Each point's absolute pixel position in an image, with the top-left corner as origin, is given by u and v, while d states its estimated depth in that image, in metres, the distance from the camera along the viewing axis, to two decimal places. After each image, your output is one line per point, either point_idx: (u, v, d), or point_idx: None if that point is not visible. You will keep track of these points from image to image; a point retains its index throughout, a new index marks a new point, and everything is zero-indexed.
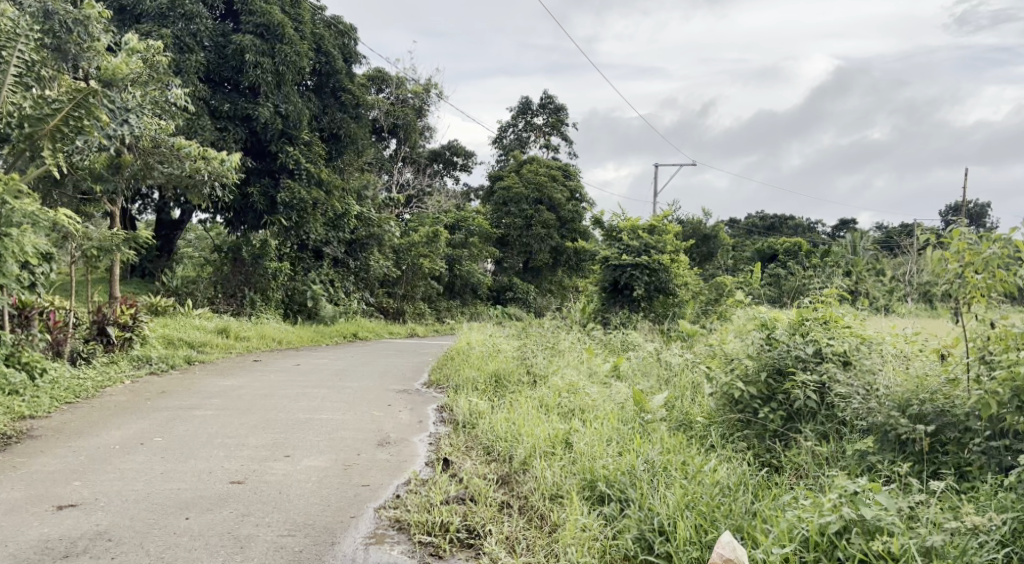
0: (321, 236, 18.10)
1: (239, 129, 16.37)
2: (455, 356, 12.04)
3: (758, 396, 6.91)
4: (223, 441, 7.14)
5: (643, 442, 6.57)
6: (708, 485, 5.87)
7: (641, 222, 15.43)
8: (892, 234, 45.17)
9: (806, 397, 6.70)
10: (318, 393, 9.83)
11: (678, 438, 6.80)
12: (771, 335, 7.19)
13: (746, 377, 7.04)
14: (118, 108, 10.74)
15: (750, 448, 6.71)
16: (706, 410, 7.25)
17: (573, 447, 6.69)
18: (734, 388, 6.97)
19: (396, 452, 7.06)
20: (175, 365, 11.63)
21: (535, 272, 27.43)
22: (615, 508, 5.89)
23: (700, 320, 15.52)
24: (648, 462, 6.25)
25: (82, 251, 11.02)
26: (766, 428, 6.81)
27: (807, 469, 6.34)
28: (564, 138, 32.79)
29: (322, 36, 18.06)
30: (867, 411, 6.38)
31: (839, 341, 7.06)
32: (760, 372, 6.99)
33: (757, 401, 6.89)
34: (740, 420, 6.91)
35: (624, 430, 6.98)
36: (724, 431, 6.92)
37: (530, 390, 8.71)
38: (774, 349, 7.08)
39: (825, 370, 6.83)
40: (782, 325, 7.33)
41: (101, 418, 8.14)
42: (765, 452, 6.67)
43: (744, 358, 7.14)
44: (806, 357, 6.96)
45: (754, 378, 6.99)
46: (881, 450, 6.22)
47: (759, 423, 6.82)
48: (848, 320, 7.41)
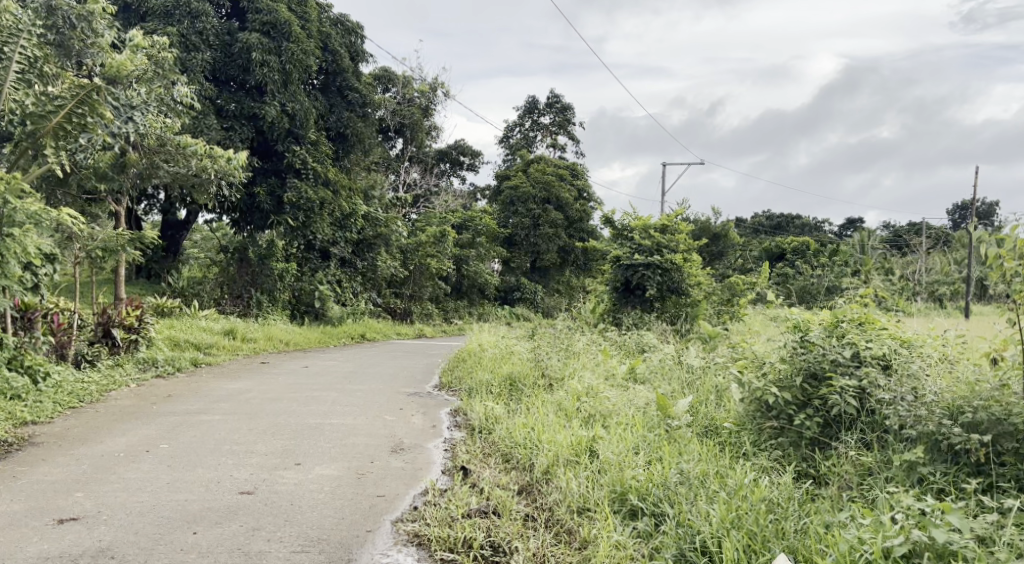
0: (328, 237, 17.87)
1: (245, 128, 16.14)
2: (467, 357, 11.80)
3: (793, 401, 6.63)
4: (232, 448, 6.90)
5: (673, 452, 6.32)
6: (753, 501, 5.63)
7: (653, 221, 15.16)
8: (901, 234, 44.85)
9: (845, 403, 6.43)
10: (328, 396, 9.60)
11: (711, 448, 6.53)
12: (805, 336, 6.90)
13: (779, 381, 6.77)
14: (123, 105, 10.66)
15: (783, 458, 6.45)
16: (734, 416, 6.99)
17: (598, 455, 6.43)
18: (767, 394, 6.68)
19: (411, 460, 6.81)
20: (182, 368, 11.41)
21: (543, 272, 27.17)
22: (650, 523, 5.67)
23: (713, 321, 15.27)
24: (681, 473, 6.00)
25: (86, 252, 10.76)
26: (802, 436, 6.54)
27: (851, 481, 6.10)
28: (571, 137, 32.54)
29: (329, 35, 17.82)
30: (916, 419, 6.11)
31: (878, 343, 6.78)
32: (792, 376, 6.72)
33: (792, 407, 6.62)
34: (774, 427, 6.64)
35: (650, 438, 6.71)
36: (755, 439, 6.67)
37: (547, 394, 8.46)
38: (809, 352, 6.78)
39: (865, 375, 6.54)
40: (818, 326, 7.04)
41: (106, 424, 7.91)
42: (801, 462, 6.42)
43: (777, 362, 6.87)
44: (844, 361, 6.65)
45: (787, 382, 6.71)
46: (933, 461, 5.97)
47: (794, 430, 6.54)
48: (885, 322, 7.15)
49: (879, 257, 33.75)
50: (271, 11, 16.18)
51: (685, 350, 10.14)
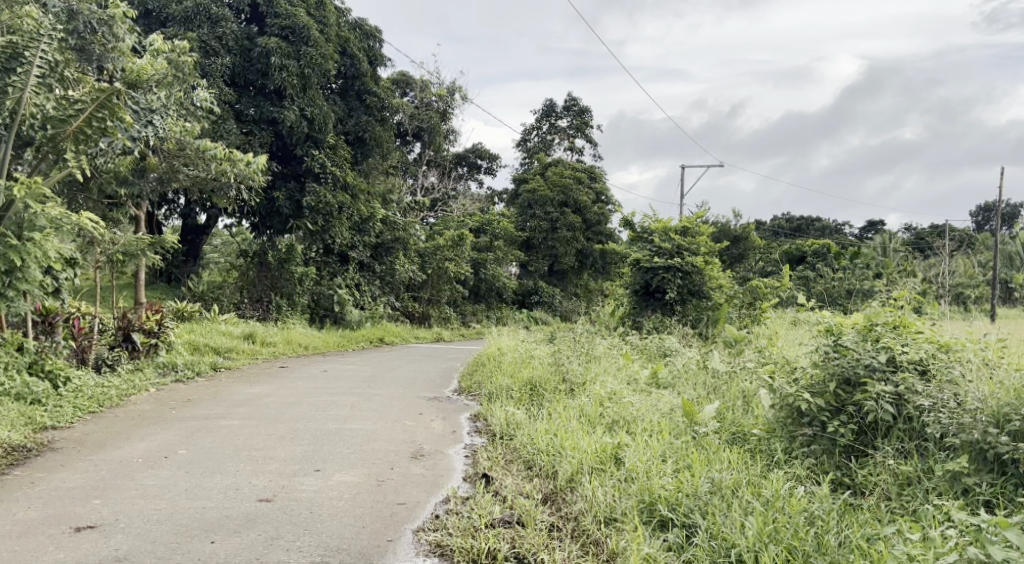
0: (347, 240, 17.83)
1: (264, 133, 16.11)
2: (487, 361, 11.70)
3: (825, 407, 6.49)
4: (251, 454, 6.83)
5: (703, 460, 6.20)
6: (789, 514, 5.52)
7: (673, 224, 14.99)
8: (924, 236, 44.41)
9: (880, 409, 6.30)
10: (347, 401, 9.52)
11: (741, 457, 6.39)
12: (839, 340, 6.72)
13: (811, 387, 6.62)
14: (143, 110, 10.63)
15: (814, 466, 6.32)
16: (762, 423, 6.88)
17: (624, 463, 6.30)
18: (799, 400, 6.55)
19: (431, 466, 6.72)
20: (202, 373, 11.37)
21: (561, 275, 27.06)
22: (680, 535, 5.53)
23: (734, 325, 15.10)
24: (712, 482, 5.89)
25: (107, 256, 10.72)
26: (835, 444, 6.41)
27: (890, 492, 5.99)
28: (589, 141, 32.44)
29: (348, 39, 17.81)
30: (958, 427, 5.97)
31: (914, 348, 6.61)
32: (823, 383, 6.58)
33: (825, 413, 6.48)
34: (806, 435, 6.50)
35: (677, 446, 6.58)
36: (786, 446, 6.54)
37: (569, 400, 8.34)
38: (843, 357, 6.60)
39: (900, 381, 6.39)
40: (852, 329, 6.86)
41: (125, 429, 7.87)
42: (834, 471, 6.29)
43: (809, 368, 6.72)
44: (879, 366, 6.48)
45: (819, 388, 6.57)
46: (977, 471, 5.85)
47: (827, 438, 6.41)
48: (920, 324, 6.91)
49: (901, 260, 33.40)
50: (290, 15, 16.17)
51: (708, 354, 10.00)
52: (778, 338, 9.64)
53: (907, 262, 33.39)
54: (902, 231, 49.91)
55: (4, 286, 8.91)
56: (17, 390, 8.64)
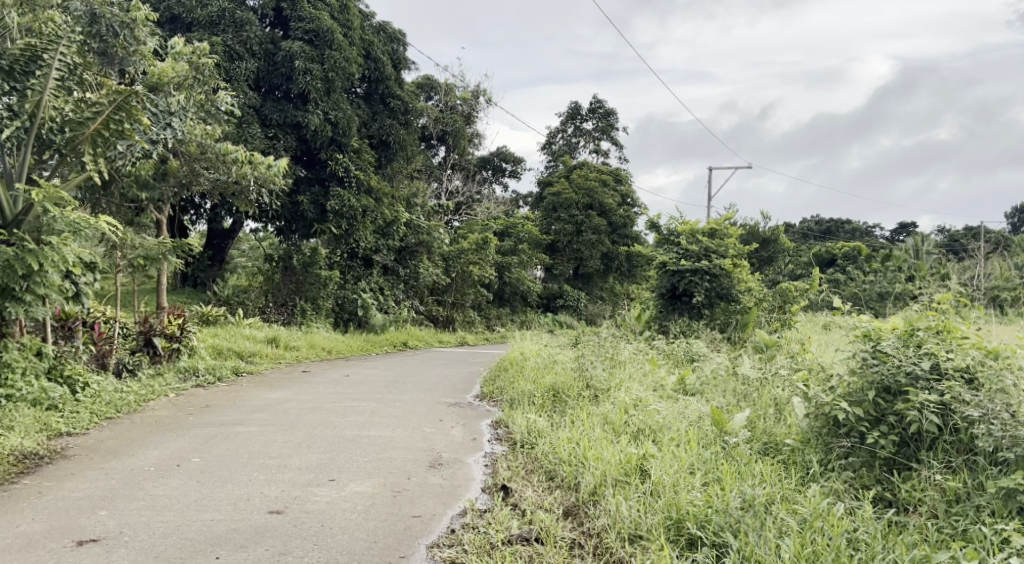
0: (371, 244, 17.68)
1: (289, 137, 16.02)
2: (510, 366, 11.47)
3: (864, 417, 6.21)
4: (265, 463, 6.65)
5: (734, 474, 5.95)
6: (827, 536, 5.27)
7: (701, 226, 14.71)
8: (956, 239, 43.71)
9: (924, 420, 6.00)
10: (366, 407, 9.33)
11: (775, 469, 6.13)
12: (879, 346, 6.38)
13: (849, 396, 6.33)
14: (161, 112, 10.72)
15: (852, 480, 6.05)
16: (796, 432, 6.61)
17: (649, 476, 6.05)
18: (836, 409, 6.26)
19: (449, 476, 6.52)
20: (223, 378, 11.23)
21: (586, 278, 26.81)
22: (711, 555, 5.27)
23: (763, 329, 14.81)
24: (745, 497, 5.63)
25: (127, 261, 10.60)
26: (874, 456, 6.13)
27: (938, 510, 5.72)
28: (615, 143, 32.14)
29: (372, 43, 17.70)
30: (1013, 441, 5.69)
31: (960, 354, 6.27)
32: (861, 391, 6.28)
33: (864, 424, 6.20)
34: (842, 448, 6.23)
35: (707, 457, 6.32)
36: (822, 459, 6.28)
37: (593, 407, 8.10)
38: (884, 365, 6.28)
39: (945, 389, 6.07)
40: (893, 334, 6.52)
41: (139, 436, 7.72)
42: (875, 486, 6.02)
43: (845, 375, 6.41)
44: (923, 374, 6.15)
45: (857, 397, 6.27)
46: None
47: (866, 449, 6.14)
48: (966, 330, 6.56)
49: (933, 262, 32.88)
50: (314, 19, 16.05)
51: (739, 360, 9.72)
52: (811, 344, 9.34)
53: (939, 264, 32.84)
54: (933, 233, 49.18)
55: (22, 290, 8.78)
56: (34, 396, 8.52)
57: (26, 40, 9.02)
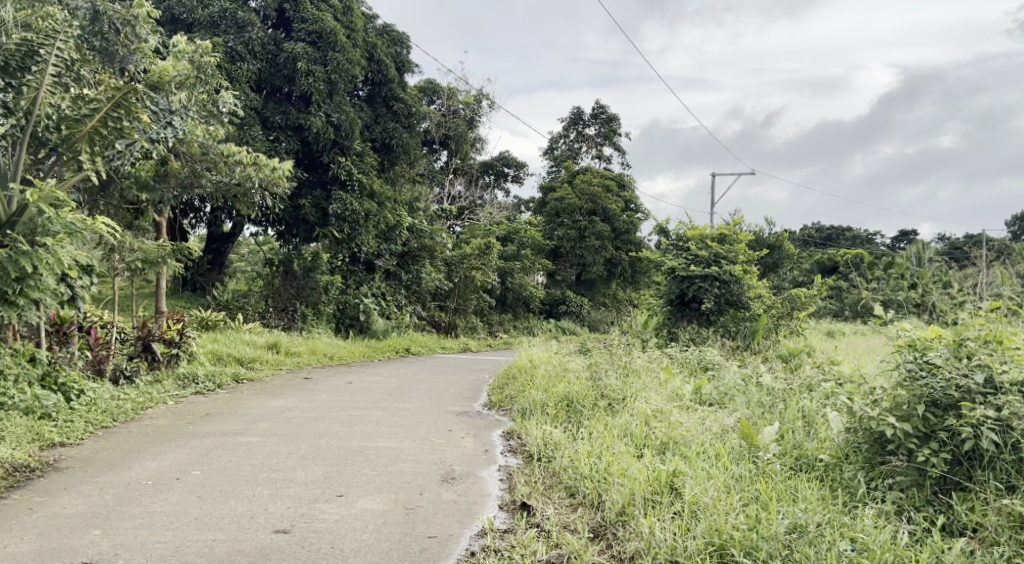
0: (372, 248, 17.34)
1: (291, 140, 15.70)
2: (518, 373, 11.11)
3: (913, 433, 5.87)
4: (269, 477, 6.31)
5: (773, 496, 5.60)
6: None
7: (709, 231, 14.37)
8: (959, 248, 43.42)
9: (981, 438, 5.65)
10: (371, 416, 8.99)
11: (814, 488, 5.80)
12: (925, 357, 6.08)
13: (895, 410, 6.00)
14: (161, 110, 10.33)
15: (899, 501, 5.71)
16: (834, 449, 6.28)
17: (682, 495, 5.71)
18: (883, 423, 5.92)
19: (464, 492, 6.18)
20: (222, 385, 10.88)
21: (589, 284, 26.43)
22: None
23: (772, 337, 14.49)
24: (790, 521, 5.29)
25: (126, 264, 10.26)
26: (924, 476, 5.79)
27: (997, 534, 5.37)
28: (618, 149, 31.85)
29: (375, 45, 17.42)
30: None
31: (1015, 366, 5.93)
32: (907, 407, 5.95)
33: (913, 441, 5.86)
34: (886, 467, 5.90)
35: (742, 476, 5.99)
36: (866, 477, 5.94)
37: (610, 418, 7.76)
38: (934, 378, 5.95)
39: (1003, 404, 5.73)
40: (941, 344, 6.19)
41: (137, 446, 7.38)
42: (926, 507, 5.67)
43: (893, 389, 6.08)
44: (976, 387, 5.82)
45: (905, 412, 5.94)
46: None
47: (916, 468, 5.80)
48: (1019, 340, 6.22)
49: (937, 270, 32.58)
50: (317, 20, 15.73)
51: (757, 369, 9.39)
52: (832, 353, 9.00)
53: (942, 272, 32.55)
54: (935, 242, 48.93)
55: (16, 294, 8.44)
56: (26, 404, 8.18)
57: (21, 35, 8.75)
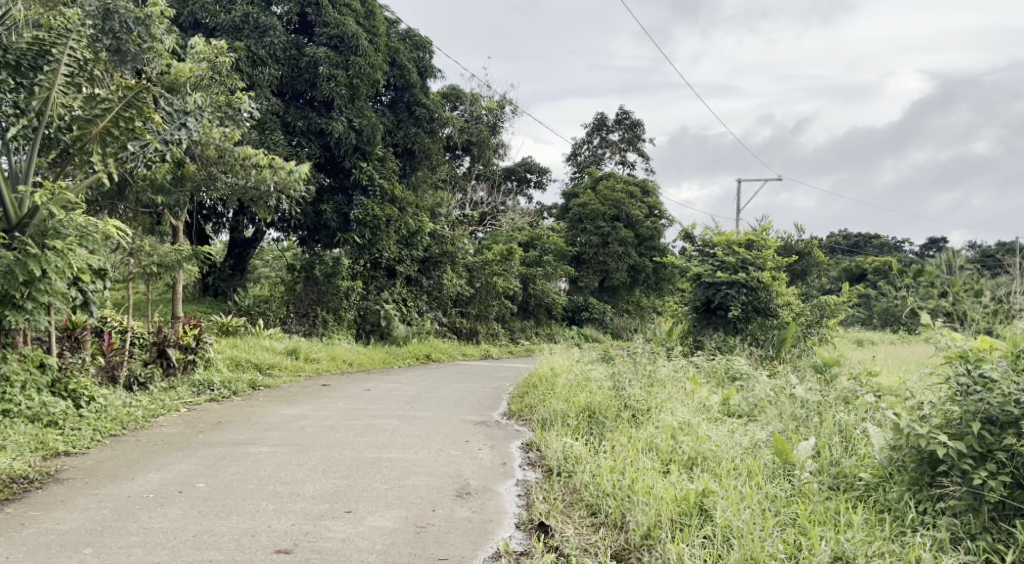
0: (394, 254, 17.09)
1: (312, 145, 15.48)
2: (538, 382, 10.80)
3: (968, 453, 5.46)
4: (275, 491, 6.03)
5: (811, 523, 5.23)
6: None
7: (736, 236, 13.98)
8: (990, 256, 42.73)
9: None
10: (386, 426, 8.69)
11: (855, 512, 5.44)
12: (980, 371, 5.65)
13: (946, 427, 5.61)
14: (175, 112, 10.00)
15: (950, 528, 5.32)
16: (876, 468, 5.92)
17: (712, 517, 5.36)
18: (934, 441, 5.53)
19: (480, 509, 5.87)
20: (239, 392, 10.62)
21: (612, 291, 26.03)
22: None
23: (801, 346, 14.08)
24: (828, 552, 4.91)
25: (142, 268, 10.02)
26: (979, 500, 5.38)
27: None
28: (642, 155, 31.48)
29: (397, 49, 17.19)
30: None
31: None
32: (960, 424, 5.55)
33: (967, 462, 5.46)
34: (935, 493, 5.52)
35: (777, 497, 5.65)
36: (914, 502, 5.56)
37: (635, 430, 7.43)
38: (991, 393, 5.53)
39: None
40: (998, 354, 5.76)
41: (143, 455, 7.14)
42: (983, 535, 5.27)
43: (946, 406, 5.66)
44: None
45: (958, 430, 5.54)
46: None
47: (969, 492, 5.40)
48: None
49: (968, 277, 31.93)
50: (339, 24, 15.56)
51: (789, 380, 9.00)
52: (867, 363, 8.61)
53: (972, 280, 31.92)
54: (965, 249, 48.21)
55: (24, 298, 8.14)
56: (33, 411, 7.95)
57: (33, 34, 8.46)
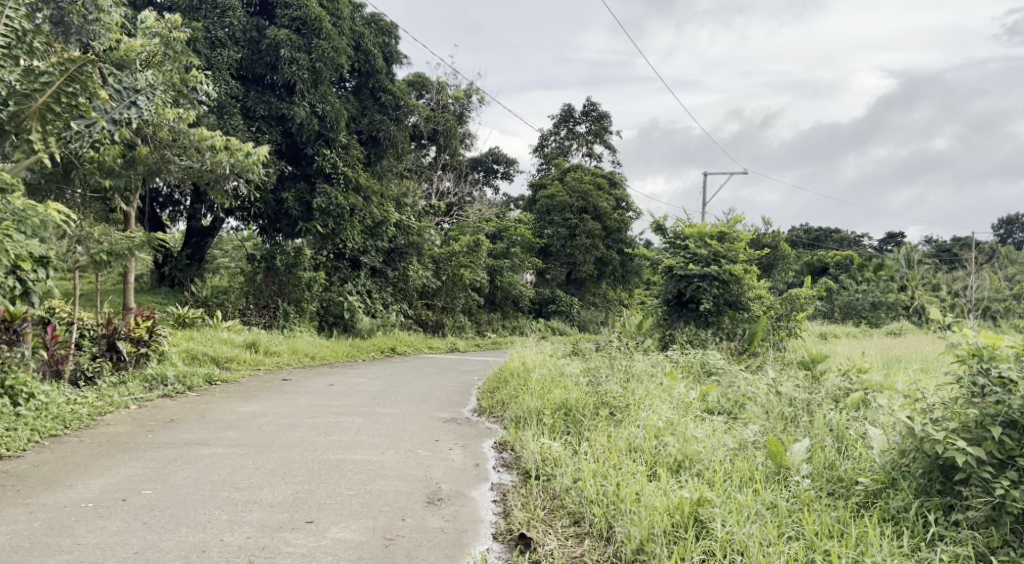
0: (358, 245, 16.52)
1: (273, 131, 14.84)
2: (509, 376, 10.34)
3: (987, 460, 5.16)
4: (230, 498, 5.53)
5: (801, 540, 4.95)
6: None
7: (708, 229, 13.60)
8: (945, 250, 43.17)
9: None
10: (350, 424, 8.18)
11: (861, 525, 5.15)
12: (997, 371, 5.30)
13: (962, 432, 5.28)
14: (124, 89, 9.22)
15: (971, 542, 5.02)
16: (878, 474, 5.61)
17: (710, 531, 5.01)
18: (951, 447, 5.21)
19: (452, 517, 5.45)
20: (194, 387, 10.01)
21: (579, 284, 25.66)
22: None
23: (773, 341, 13.78)
24: None
25: (91, 256, 9.39)
26: (1000, 512, 5.08)
27: None
28: (609, 146, 31.11)
29: (362, 34, 16.55)
30: None
31: None
32: (977, 428, 5.24)
33: (987, 469, 5.15)
34: (947, 504, 5.25)
35: (775, 506, 5.32)
36: (927, 514, 5.26)
37: (615, 429, 7.00)
38: (1012, 395, 5.21)
39: None
40: (1009, 350, 5.44)
41: (85, 457, 6.58)
42: (1006, 550, 4.98)
43: (962, 410, 5.34)
44: None
45: (976, 435, 5.23)
46: None
47: (988, 503, 5.09)
48: None
49: (928, 272, 32.07)
50: (301, 6, 14.92)
51: (773, 376, 8.61)
52: (852, 360, 8.26)
53: (932, 275, 32.02)
54: (923, 244, 48.62)
55: None
56: None
57: None
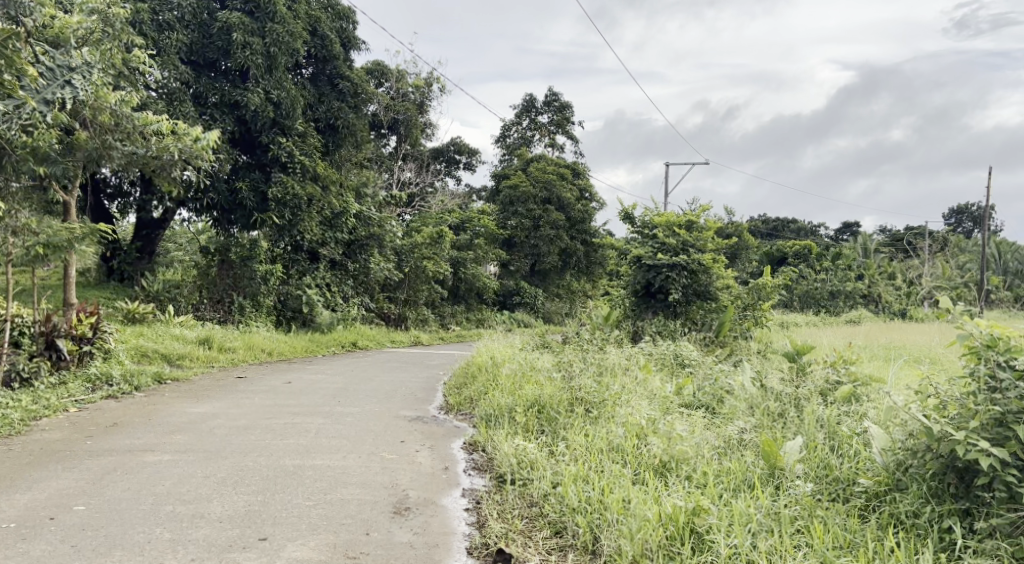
0: (316, 236, 15.91)
1: (227, 119, 14.16)
2: (476, 370, 9.84)
3: (1011, 462, 4.80)
4: (173, 513, 5.05)
5: (797, 550, 4.62)
6: None
7: (676, 217, 13.20)
8: (899, 238, 43.51)
9: None
10: (309, 425, 7.64)
11: (868, 535, 4.82)
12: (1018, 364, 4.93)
13: (981, 430, 4.92)
14: (59, 67, 8.64)
15: (997, 552, 4.69)
16: (879, 476, 5.30)
17: (706, 546, 4.65)
18: (970, 447, 4.85)
19: (424, 530, 5.00)
20: (142, 387, 9.38)
21: (542, 275, 25.22)
22: None
23: (740, 330, 13.48)
24: None
25: (25, 249, 8.70)
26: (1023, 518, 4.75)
27: None
28: (571, 137, 30.64)
29: (318, 18, 15.92)
30: None
31: None
32: (998, 426, 4.90)
33: (1012, 472, 4.79)
34: (961, 509, 4.96)
35: (777, 513, 4.98)
36: (938, 523, 4.94)
37: (593, 428, 6.54)
38: None
39: None
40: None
41: (16, 468, 6.03)
42: None
43: (977, 408, 4.98)
44: None
45: (996, 435, 4.88)
46: None
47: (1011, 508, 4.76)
48: None
49: (883, 261, 32.23)
50: None
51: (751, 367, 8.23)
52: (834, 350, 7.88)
53: (887, 263, 32.16)
54: (878, 233, 48.97)
55: None
56: None
57: None
